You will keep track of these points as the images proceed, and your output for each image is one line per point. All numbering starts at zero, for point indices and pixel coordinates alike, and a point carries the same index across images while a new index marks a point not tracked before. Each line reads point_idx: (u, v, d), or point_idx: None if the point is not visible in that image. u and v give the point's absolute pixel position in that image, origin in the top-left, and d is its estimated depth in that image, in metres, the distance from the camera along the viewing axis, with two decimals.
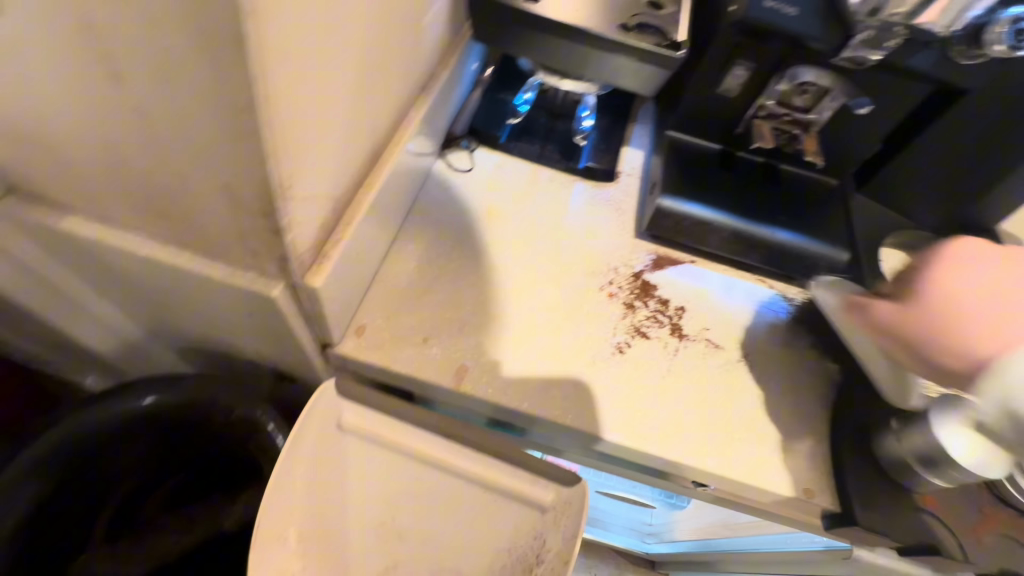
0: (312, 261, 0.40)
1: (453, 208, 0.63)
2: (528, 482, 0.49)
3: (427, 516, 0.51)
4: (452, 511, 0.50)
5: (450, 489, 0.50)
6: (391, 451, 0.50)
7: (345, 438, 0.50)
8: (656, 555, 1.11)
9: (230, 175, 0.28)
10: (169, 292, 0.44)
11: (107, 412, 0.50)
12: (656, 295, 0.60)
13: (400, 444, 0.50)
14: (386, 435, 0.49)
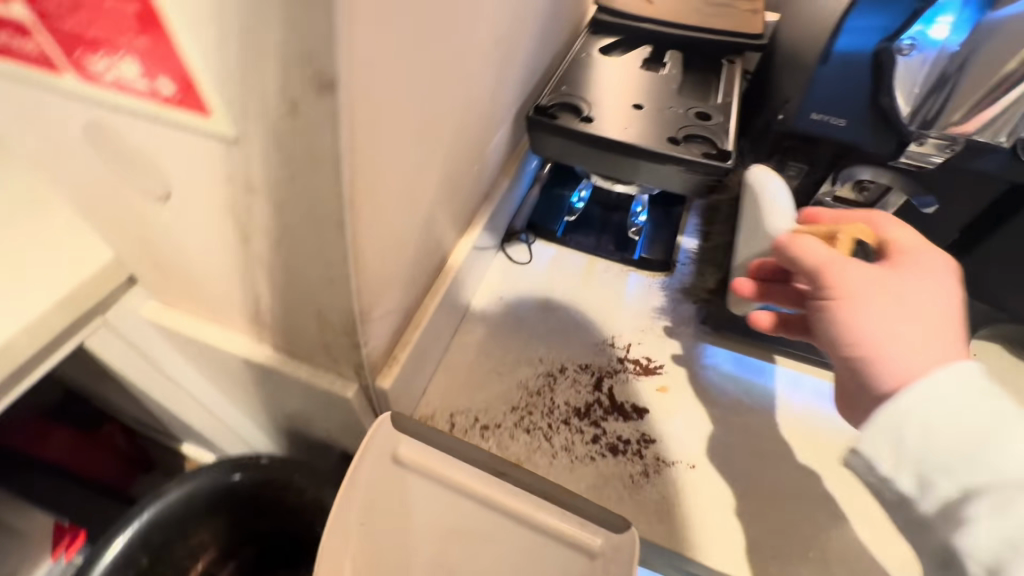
0: (383, 363, 0.44)
1: (512, 300, 0.67)
2: (576, 524, 0.43)
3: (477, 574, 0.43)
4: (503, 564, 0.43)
5: (501, 533, 0.44)
6: (451, 495, 0.45)
7: (404, 480, 0.46)
8: None
9: (324, 304, 0.34)
10: (261, 384, 0.50)
11: (198, 488, 0.56)
12: (719, 392, 0.59)
13: (451, 483, 0.46)
14: (440, 478, 0.46)
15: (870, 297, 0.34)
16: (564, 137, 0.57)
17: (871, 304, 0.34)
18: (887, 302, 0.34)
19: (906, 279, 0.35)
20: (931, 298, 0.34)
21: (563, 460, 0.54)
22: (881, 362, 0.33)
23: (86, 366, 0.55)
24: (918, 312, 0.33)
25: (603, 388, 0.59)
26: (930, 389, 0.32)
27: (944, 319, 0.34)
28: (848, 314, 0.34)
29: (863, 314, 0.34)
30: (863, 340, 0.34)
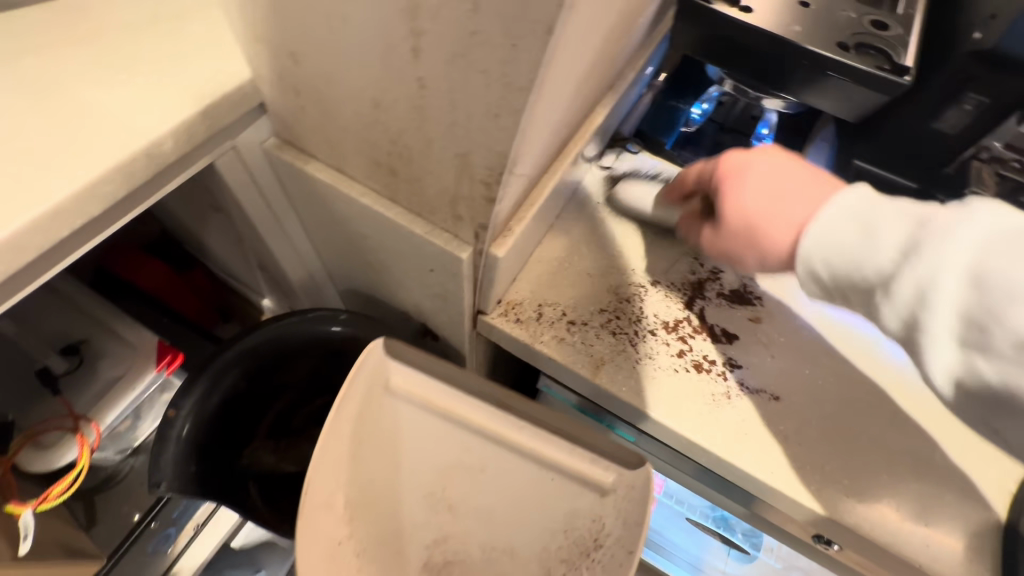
0: (499, 233, 0.44)
1: (611, 208, 0.63)
2: (588, 461, 0.50)
3: (481, 490, 0.52)
4: (507, 489, 0.51)
5: (502, 467, 0.51)
6: (452, 429, 0.52)
7: (395, 406, 0.53)
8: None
9: (475, 145, 0.32)
10: (367, 239, 0.51)
11: (295, 328, 0.58)
12: (814, 336, 0.56)
13: (452, 416, 0.52)
14: (440, 410, 0.52)
15: (737, 180, 0.41)
16: (716, 28, 0.51)
17: (749, 181, 0.40)
18: (744, 180, 0.40)
19: (731, 170, 0.42)
20: (782, 170, 0.40)
21: (647, 367, 0.53)
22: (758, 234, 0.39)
23: (198, 199, 0.57)
24: (782, 184, 0.39)
25: (694, 308, 0.57)
26: (838, 238, 0.35)
27: (811, 178, 0.39)
28: (743, 219, 0.40)
29: (729, 195, 0.41)
30: (756, 224, 0.39)
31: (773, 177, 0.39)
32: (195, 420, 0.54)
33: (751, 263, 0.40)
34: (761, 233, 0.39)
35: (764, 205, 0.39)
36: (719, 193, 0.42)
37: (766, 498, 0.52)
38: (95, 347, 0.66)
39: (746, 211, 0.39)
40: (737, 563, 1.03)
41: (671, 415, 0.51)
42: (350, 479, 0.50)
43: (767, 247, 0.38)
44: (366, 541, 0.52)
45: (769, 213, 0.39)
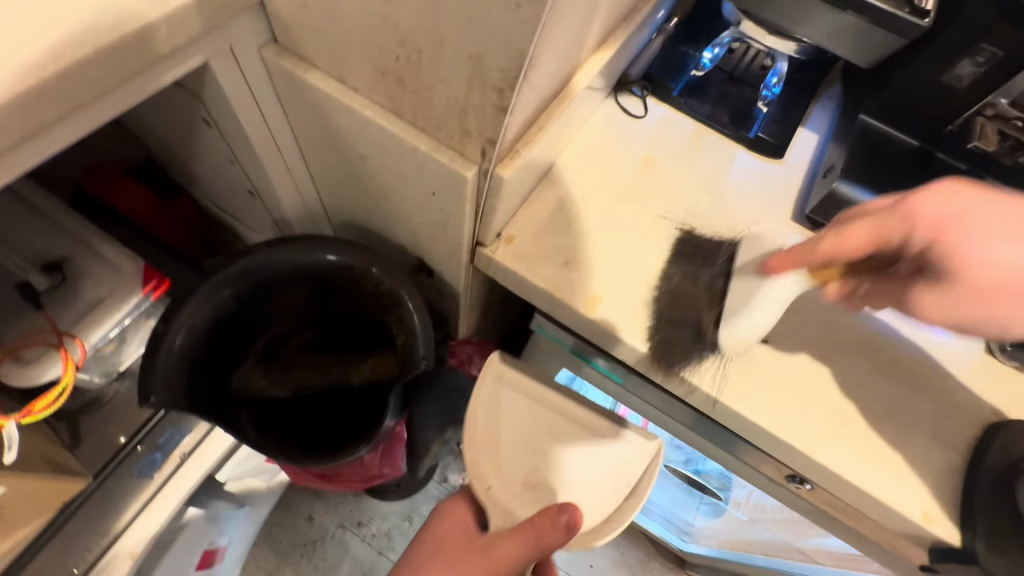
0: (505, 154, 0.43)
1: (615, 149, 0.64)
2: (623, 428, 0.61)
3: (568, 454, 0.60)
4: (582, 448, 0.60)
5: (577, 438, 0.60)
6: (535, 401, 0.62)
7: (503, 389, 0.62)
8: (696, 528, 1.17)
9: (491, 43, 0.31)
10: (367, 160, 0.49)
11: (289, 254, 0.57)
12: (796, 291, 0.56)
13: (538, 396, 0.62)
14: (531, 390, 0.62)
15: (973, 234, 0.43)
16: None
17: (987, 247, 0.43)
18: (990, 238, 0.43)
19: (962, 225, 0.43)
20: (1004, 215, 0.43)
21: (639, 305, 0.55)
22: (978, 283, 0.43)
23: (189, 114, 0.55)
24: (1018, 254, 0.43)
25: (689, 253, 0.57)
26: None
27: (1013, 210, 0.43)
28: (990, 281, 0.43)
29: (965, 250, 0.43)
30: (990, 289, 0.43)
31: (1007, 231, 0.43)
32: (187, 335, 0.53)
33: (1003, 302, 0.43)
34: (994, 293, 0.43)
35: (1011, 268, 0.42)
36: (952, 239, 0.43)
37: (748, 436, 0.54)
38: (77, 266, 0.64)
39: (1000, 276, 0.43)
40: (708, 514, 1.08)
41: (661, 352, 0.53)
42: (484, 416, 0.61)
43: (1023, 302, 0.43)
44: (482, 462, 0.59)
45: (1017, 280, 0.43)
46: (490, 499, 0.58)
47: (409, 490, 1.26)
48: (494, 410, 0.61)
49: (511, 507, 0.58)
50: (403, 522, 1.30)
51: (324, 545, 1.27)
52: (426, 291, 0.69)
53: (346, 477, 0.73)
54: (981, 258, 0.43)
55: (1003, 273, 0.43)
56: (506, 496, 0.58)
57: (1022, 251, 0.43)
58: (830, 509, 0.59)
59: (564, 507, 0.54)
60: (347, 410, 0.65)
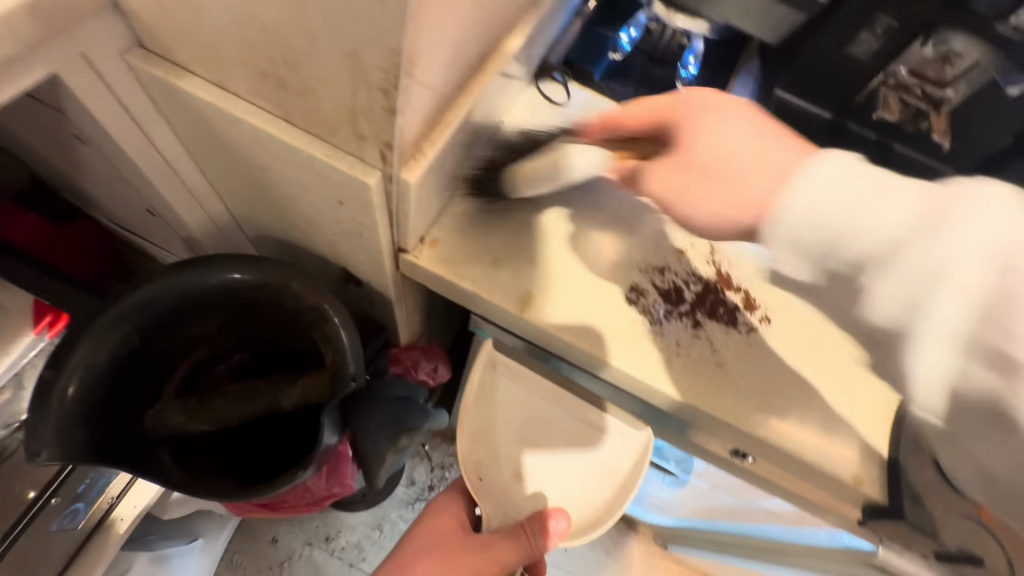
0: (410, 156, 0.40)
1: (539, 140, 0.62)
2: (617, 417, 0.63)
3: (562, 448, 0.64)
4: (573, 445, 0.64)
5: (570, 431, 0.64)
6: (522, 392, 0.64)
7: (497, 381, 0.65)
8: (662, 501, 1.20)
9: (364, 39, 0.28)
10: (266, 170, 0.45)
11: (192, 279, 0.52)
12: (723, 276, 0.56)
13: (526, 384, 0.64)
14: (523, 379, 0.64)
15: (697, 121, 0.44)
16: None
17: (707, 130, 0.43)
18: (710, 120, 0.44)
19: (703, 109, 0.44)
20: (740, 121, 0.44)
21: (571, 301, 0.53)
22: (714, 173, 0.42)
23: (60, 130, 0.49)
24: (741, 139, 0.43)
25: (620, 243, 0.56)
26: (836, 176, 0.38)
27: (757, 137, 0.43)
28: (703, 162, 0.43)
29: (695, 142, 0.43)
30: (710, 165, 0.43)
31: (733, 125, 0.43)
32: (82, 379, 0.48)
33: (709, 194, 0.43)
34: (722, 177, 0.42)
35: (728, 153, 0.42)
36: (683, 133, 0.44)
37: (691, 419, 0.54)
38: None
39: (711, 157, 0.43)
40: (671, 486, 1.11)
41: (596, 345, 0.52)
42: (475, 407, 0.64)
43: (727, 189, 0.42)
44: (478, 458, 0.63)
45: (745, 159, 0.42)
46: (485, 492, 0.63)
47: (376, 498, 1.23)
48: (488, 408, 0.64)
49: (504, 499, 0.63)
50: (373, 531, 1.27)
51: (292, 566, 1.22)
52: (359, 300, 0.65)
53: (293, 503, 0.71)
54: (707, 140, 0.43)
55: (767, 177, 0.41)
56: (502, 491, 0.63)
57: (756, 146, 0.42)
58: (774, 478, 0.61)
59: (555, 514, 0.60)
60: (285, 433, 0.62)
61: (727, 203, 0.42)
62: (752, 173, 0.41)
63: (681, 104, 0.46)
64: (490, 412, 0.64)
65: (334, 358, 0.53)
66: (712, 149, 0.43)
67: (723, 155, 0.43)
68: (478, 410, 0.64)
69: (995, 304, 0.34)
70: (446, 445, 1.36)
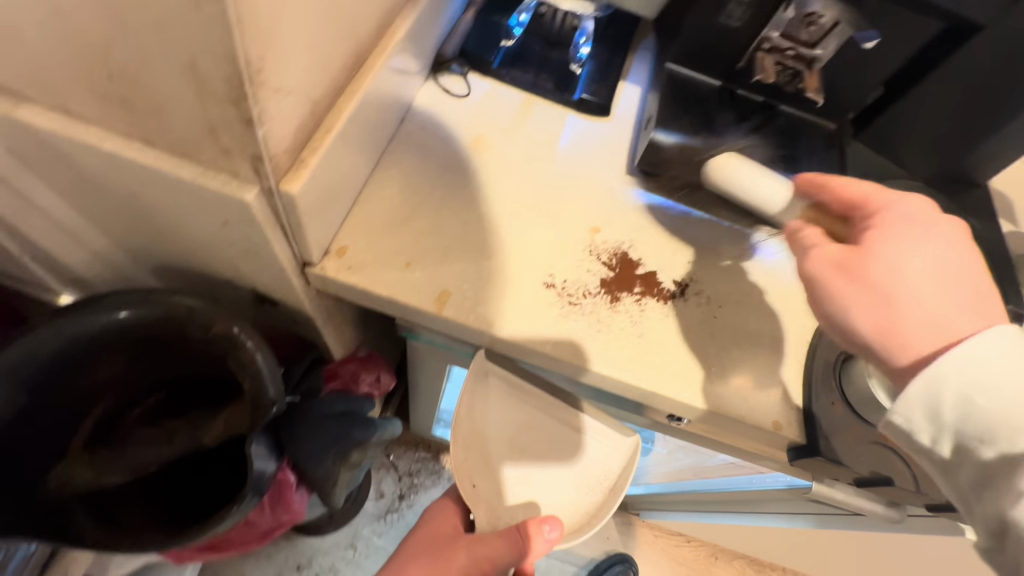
0: (288, 166, 0.38)
1: (444, 134, 0.61)
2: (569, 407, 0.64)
3: (547, 454, 0.63)
4: (559, 450, 0.63)
5: (557, 434, 0.63)
6: (503, 392, 0.61)
7: (490, 386, 0.60)
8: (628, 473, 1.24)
9: (198, 46, 0.27)
10: (140, 197, 0.42)
11: (79, 323, 0.49)
12: (636, 253, 0.58)
13: (506, 385, 0.61)
14: (508, 381, 0.60)
15: (896, 235, 0.42)
16: None
17: (909, 258, 0.41)
18: (906, 239, 0.41)
19: (895, 222, 0.43)
20: (948, 250, 0.41)
21: (491, 293, 0.53)
22: (891, 291, 0.40)
23: None
24: (927, 267, 0.40)
25: (535, 229, 0.57)
26: (975, 344, 0.38)
27: (977, 286, 0.40)
28: (880, 283, 0.40)
29: (875, 259, 0.41)
30: (875, 288, 0.40)
31: (932, 258, 0.41)
32: None
33: (862, 303, 0.41)
34: (895, 311, 0.40)
35: (907, 276, 0.40)
36: (873, 239, 0.42)
37: (623, 393, 0.55)
38: None
39: (894, 282, 0.40)
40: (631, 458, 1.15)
41: (521, 334, 0.52)
42: (468, 413, 0.61)
43: (900, 316, 0.39)
44: (470, 465, 0.61)
45: (929, 310, 0.39)
46: (477, 498, 0.62)
47: (346, 518, 1.22)
48: (477, 413, 0.61)
49: (497, 505, 0.63)
50: (347, 551, 1.24)
51: None
52: (280, 320, 0.63)
53: (239, 540, 0.68)
54: (906, 267, 0.40)
55: (933, 319, 0.39)
56: (486, 503, 0.63)
57: (937, 284, 0.40)
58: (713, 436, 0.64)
59: (547, 520, 0.58)
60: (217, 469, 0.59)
61: (926, 327, 0.39)
62: (931, 306, 0.39)
63: (893, 212, 0.44)
64: (476, 420, 0.61)
65: (251, 383, 0.51)
66: (891, 271, 0.40)
67: (901, 291, 0.40)
68: (463, 423, 0.61)
69: None
70: (411, 452, 1.34)
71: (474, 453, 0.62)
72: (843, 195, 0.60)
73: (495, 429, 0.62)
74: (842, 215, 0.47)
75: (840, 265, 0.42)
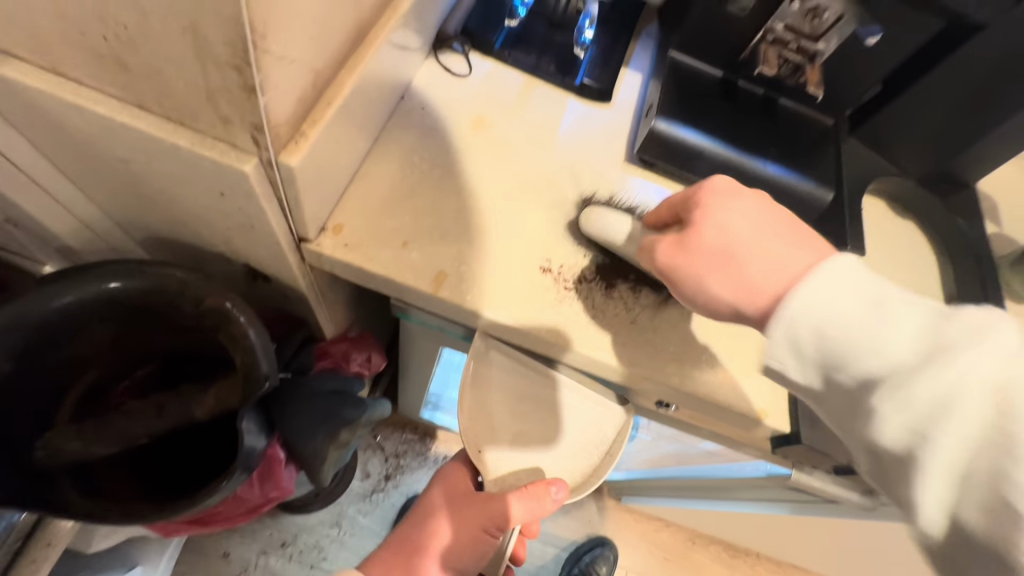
0: (288, 138, 0.37)
1: (443, 113, 0.60)
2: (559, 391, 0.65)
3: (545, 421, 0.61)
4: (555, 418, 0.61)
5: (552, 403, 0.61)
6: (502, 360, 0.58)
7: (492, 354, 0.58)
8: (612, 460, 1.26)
9: (202, 8, 0.26)
10: (133, 165, 0.41)
11: (66, 293, 0.48)
12: None
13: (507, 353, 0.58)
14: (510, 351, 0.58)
15: (720, 202, 0.44)
16: None
17: (723, 214, 0.43)
18: (719, 206, 0.44)
19: (716, 195, 0.44)
20: (754, 208, 0.43)
21: (487, 275, 0.53)
22: (724, 249, 0.42)
23: None
24: (742, 222, 0.42)
25: (532, 213, 0.57)
26: (811, 288, 0.37)
27: (799, 236, 0.42)
28: (719, 246, 0.42)
29: (705, 220, 0.44)
30: (719, 251, 0.42)
31: (747, 214, 0.43)
32: None
33: (716, 276, 0.42)
34: (734, 266, 0.41)
35: (737, 240, 0.42)
36: (699, 211, 0.44)
37: (615, 378, 0.56)
38: None
39: (729, 241, 0.42)
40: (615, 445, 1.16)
41: (515, 317, 0.53)
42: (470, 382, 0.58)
43: (740, 273, 0.41)
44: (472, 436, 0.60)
45: (757, 250, 0.41)
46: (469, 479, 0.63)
47: (331, 497, 1.23)
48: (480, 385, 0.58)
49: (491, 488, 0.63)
50: (331, 529, 1.25)
51: None
52: (272, 296, 0.62)
53: (226, 513, 0.68)
54: (726, 226, 0.42)
55: (775, 267, 0.40)
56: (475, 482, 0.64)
57: (759, 236, 0.41)
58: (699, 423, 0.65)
59: (554, 481, 0.58)
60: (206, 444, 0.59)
61: (735, 287, 0.41)
62: (756, 257, 0.41)
63: (710, 188, 0.45)
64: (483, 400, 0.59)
65: (242, 359, 0.51)
66: (726, 230, 0.43)
67: (736, 243, 0.42)
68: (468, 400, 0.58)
69: (997, 447, 0.30)
70: (398, 434, 1.35)
71: (483, 417, 0.59)
72: (836, 190, 0.61)
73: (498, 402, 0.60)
74: (679, 215, 0.48)
75: (677, 244, 0.45)
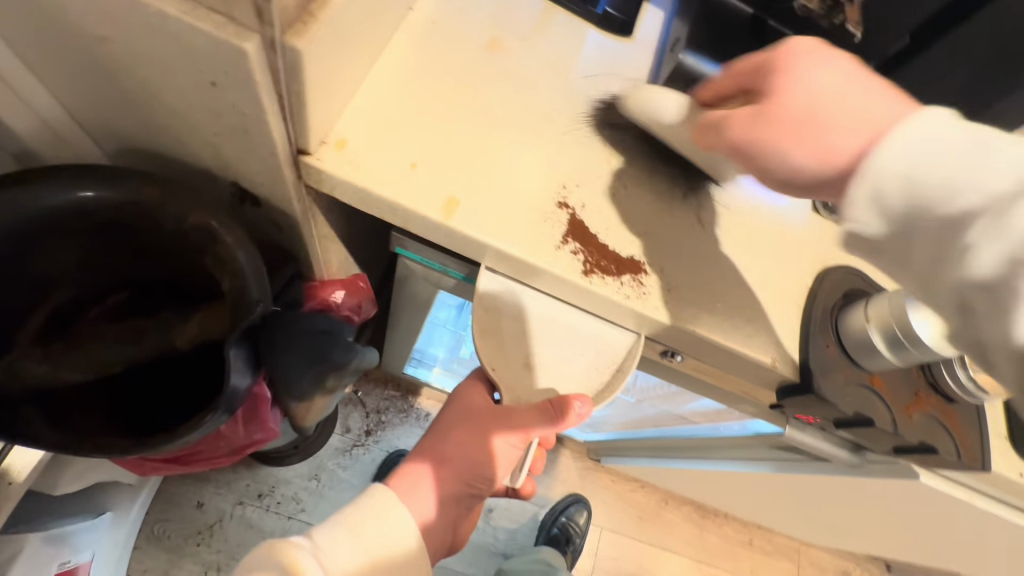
0: (296, 18, 0.33)
1: (455, 31, 0.55)
2: None
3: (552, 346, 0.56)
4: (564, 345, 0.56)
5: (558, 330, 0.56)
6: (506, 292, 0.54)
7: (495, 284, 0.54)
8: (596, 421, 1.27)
9: None
10: (108, 44, 0.36)
11: (29, 197, 0.42)
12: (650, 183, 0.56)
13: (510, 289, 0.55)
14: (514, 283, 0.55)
15: (803, 62, 0.40)
16: None
17: (804, 75, 0.39)
18: (808, 66, 0.39)
19: (801, 53, 0.40)
20: (833, 67, 0.40)
21: (501, 207, 0.50)
22: (811, 117, 0.38)
23: None
24: (836, 77, 0.39)
25: (549, 145, 0.53)
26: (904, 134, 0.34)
27: (872, 89, 0.38)
28: (800, 110, 0.38)
29: (787, 88, 0.39)
30: (803, 117, 0.38)
31: (835, 69, 0.39)
32: None
33: (798, 143, 0.38)
34: (815, 127, 0.38)
35: (824, 99, 0.38)
36: (779, 78, 0.40)
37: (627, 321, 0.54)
38: None
39: (810, 105, 0.38)
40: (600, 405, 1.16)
41: (529, 252, 0.49)
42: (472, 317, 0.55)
43: (826, 136, 0.37)
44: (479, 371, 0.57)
45: (840, 102, 0.37)
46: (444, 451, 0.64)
47: (310, 449, 1.20)
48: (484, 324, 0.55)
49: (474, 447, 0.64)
50: (310, 482, 1.22)
51: (222, 528, 1.15)
52: (261, 222, 0.57)
53: (207, 455, 0.65)
54: (809, 85, 0.39)
55: (859, 134, 0.36)
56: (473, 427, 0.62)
57: (861, 96, 0.38)
58: (702, 376, 0.64)
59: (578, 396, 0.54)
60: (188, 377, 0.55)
61: (817, 152, 0.38)
62: (849, 126, 0.37)
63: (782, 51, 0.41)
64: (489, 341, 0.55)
65: (232, 283, 0.46)
66: (806, 93, 0.39)
67: (818, 103, 0.38)
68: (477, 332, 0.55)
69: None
70: (379, 389, 1.32)
71: (499, 341, 0.55)
72: None
73: (512, 331, 0.55)
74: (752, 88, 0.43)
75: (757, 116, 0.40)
